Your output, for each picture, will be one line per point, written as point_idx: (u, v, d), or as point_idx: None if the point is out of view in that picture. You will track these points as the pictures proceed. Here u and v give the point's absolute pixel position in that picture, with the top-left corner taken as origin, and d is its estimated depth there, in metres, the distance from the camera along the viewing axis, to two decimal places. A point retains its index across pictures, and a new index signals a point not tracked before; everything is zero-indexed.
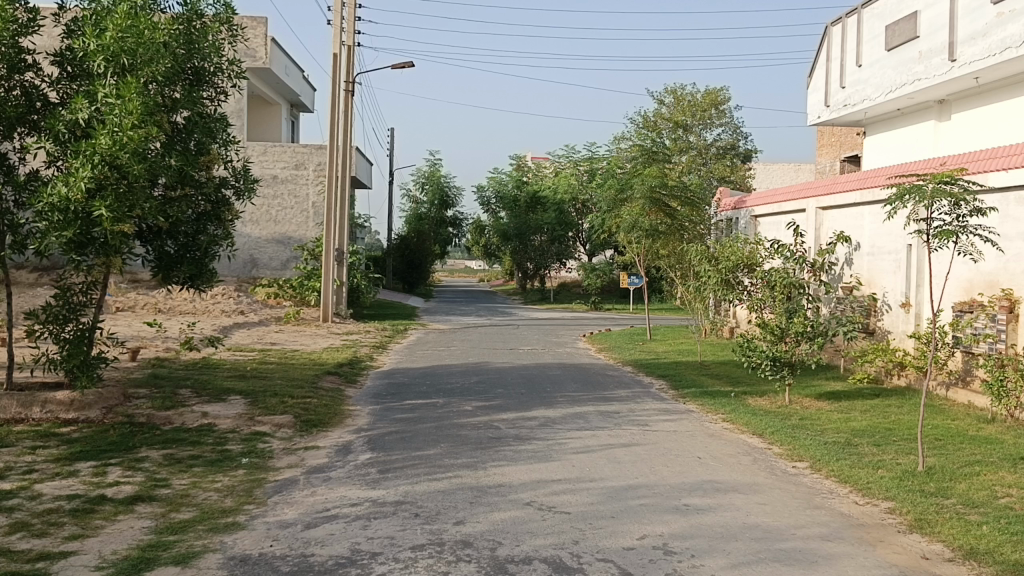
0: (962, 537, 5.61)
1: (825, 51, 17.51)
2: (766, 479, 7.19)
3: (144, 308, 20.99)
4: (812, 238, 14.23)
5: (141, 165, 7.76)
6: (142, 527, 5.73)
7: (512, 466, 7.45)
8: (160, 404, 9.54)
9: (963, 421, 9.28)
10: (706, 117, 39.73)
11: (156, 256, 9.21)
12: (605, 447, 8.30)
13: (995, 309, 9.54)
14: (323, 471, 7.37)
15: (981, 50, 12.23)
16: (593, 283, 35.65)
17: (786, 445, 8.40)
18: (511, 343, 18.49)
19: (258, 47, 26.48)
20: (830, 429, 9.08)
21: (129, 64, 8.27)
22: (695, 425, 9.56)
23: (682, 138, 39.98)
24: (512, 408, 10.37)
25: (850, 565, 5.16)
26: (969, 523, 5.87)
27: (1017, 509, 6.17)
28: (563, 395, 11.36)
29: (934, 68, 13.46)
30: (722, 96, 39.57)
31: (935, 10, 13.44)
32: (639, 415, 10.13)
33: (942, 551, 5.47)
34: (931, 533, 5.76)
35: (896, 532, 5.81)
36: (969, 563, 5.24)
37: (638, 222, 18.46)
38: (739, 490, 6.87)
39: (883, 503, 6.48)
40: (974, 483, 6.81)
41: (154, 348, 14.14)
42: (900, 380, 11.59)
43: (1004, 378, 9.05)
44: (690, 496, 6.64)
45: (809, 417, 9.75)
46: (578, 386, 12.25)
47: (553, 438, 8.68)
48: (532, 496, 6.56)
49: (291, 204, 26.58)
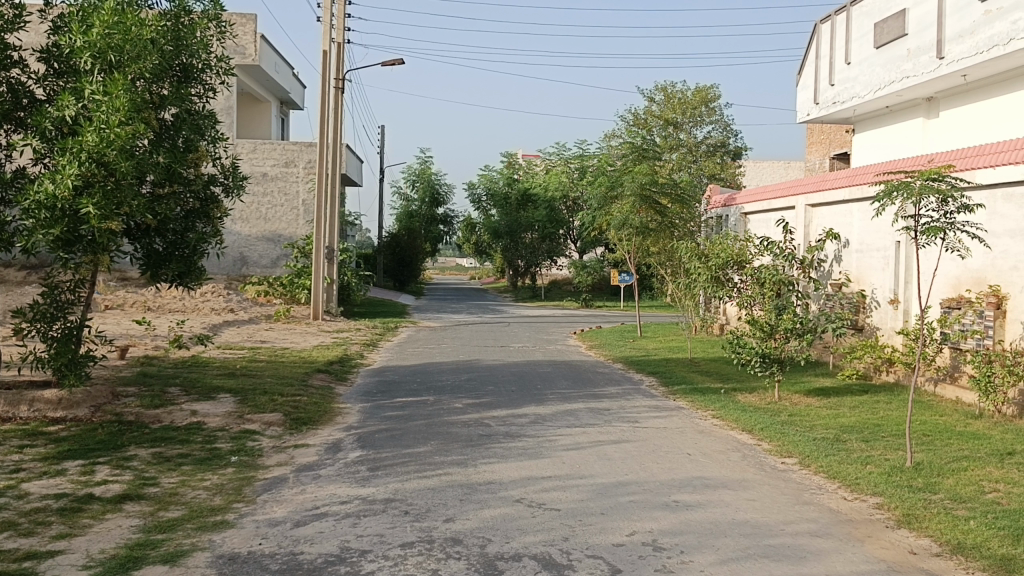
0: (949, 532, 5.64)
1: (814, 48, 17.56)
2: (755, 475, 7.22)
3: (133, 307, 20.87)
4: (801, 235, 14.27)
5: (128, 161, 7.69)
6: (130, 525, 5.70)
7: (502, 464, 7.45)
8: (149, 403, 9.50)
9: (952, 417, 9.33)
10: (696, 115, 39.76)
11: (144, 254, 9.15)
12: (594, 444, 8.31)
13: (982, 305, 9.63)
14: (313, 469, 7.36)
15: (969, 48, 12.28)
16: (583, 281, 35.66)
17: (775, 441, 8.44)
18: (502, 341, 18.47)
19: (248, 44, 26.35)
20: (818, 425, 9.13)
21: (116, 61, 8.20)
22: (685, 421, 9.58)
23: (673, 136, 40.04)
24: (503, 405, 10.36)
25: (839, 561, 5.18)
26: (956, 518, 5.91)
27: (1004, 504, 6.21)
28: (553, 393, 11.37)
29: (923, 66, 13.50)
30: (712, 94, 39.62)
31: (923, 7, 13.49)
32: (629, 412, 10.15)
33: (930, 545, 5.50)
34: (919, 528, 5.79)
35: (884, 528, 5.84)
36: (956, 558, 5.27)
37: (629, 220, 18.45)
38: (728, 486, 6.89)
39: (871, 498, 6.51)
40: (962, 479, 6.85)
41: (143, 347, 14.07)
42: (889, 376, 11.64)
43: (991, 374, 9.05)
44: (680, 492, 6.66)
45: (798, 413, 9.79)
46: (569, 384, 12.26)
47: (543, 435, 8.68)
48: (521, 493, 6.55)
49: (281, 202, 26.48)
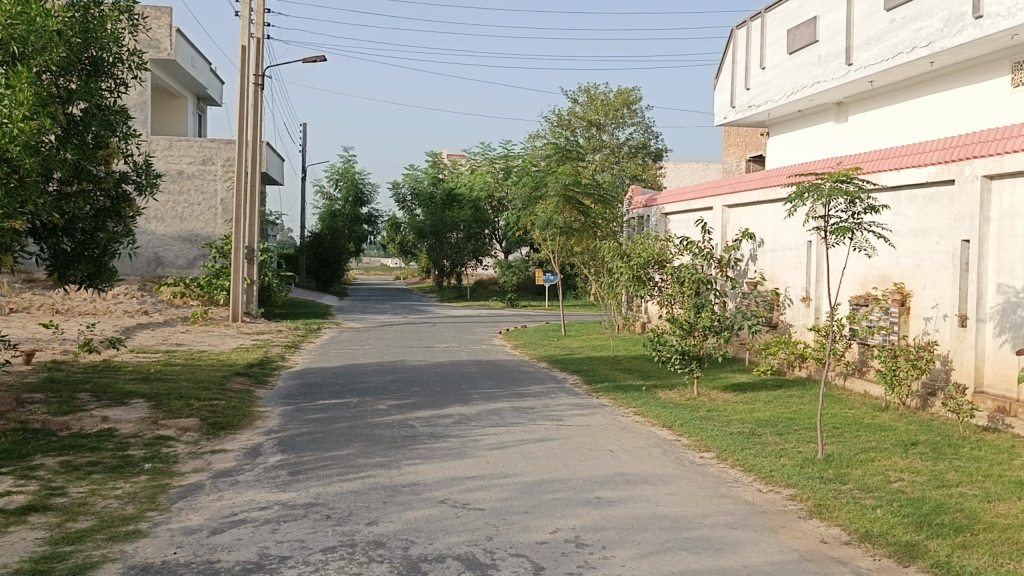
0: (858, 520, 5.88)
1: (730, 53, 18.05)
2: (675, 470, 7.37)
3: (39, 309, 19.96)
4: (719, 235, 14.68)
5: (32, 158, 7.32)
6: (35, 538, 5.45)
7: (426, 464, 7.41)
8: (56, 409, 9.09)
9: (860, 410, 9.72)
10: (618, 117, 40.36)
11: (50, 254, 8.75)
12: (519, 443, 8.34)
13: (888, 302, 10.12)
14: (231, 474, 7.17)
15: (875, 55, 12.81)
16: (509, 281, 35.76)
17: (694, 436, 8.64)
18: (427, 341, 18.36)
19: (162, 38, 25.52)
20: (736, 419, 9.39)
21: (19, 52, 7.80)
22: (607, 419, 9.72)
23: (596, 138, 40.54)
24: (427, 406, 10.31)
25: (754, 551, 5.33)
26: (864, 506, 6.16)
27: (908, 492, 6.50)
28: (478, 393, 11.37)
29: (832, 72, 14.02)
30: (634, 96, 40.27)
31: (833, 15, 14.01)
32: (553, 410, 10.23)
33: (840, 534, 5.72)
34: (829, 517, 6.01)
35: (797, 518, 6.04)
36: (864, 545, 5.49)
37: (553, 220, 18.57)
38: (649, 481, 7.02)
39: (785, 490, 6.73)
40: (869, 469, 7.15)
41: (50, 351, 13.47)
42: (801, 371, 12.06)
43: (896, 368, 9.39)
44: (602, 489, 6.75)
45: (716, 408, 10.05)
46: (494, 383, 12.28)
47: (468, 435, 8.68)
48: (445, 493, 6.53)
49: (198, 200, 25.73)
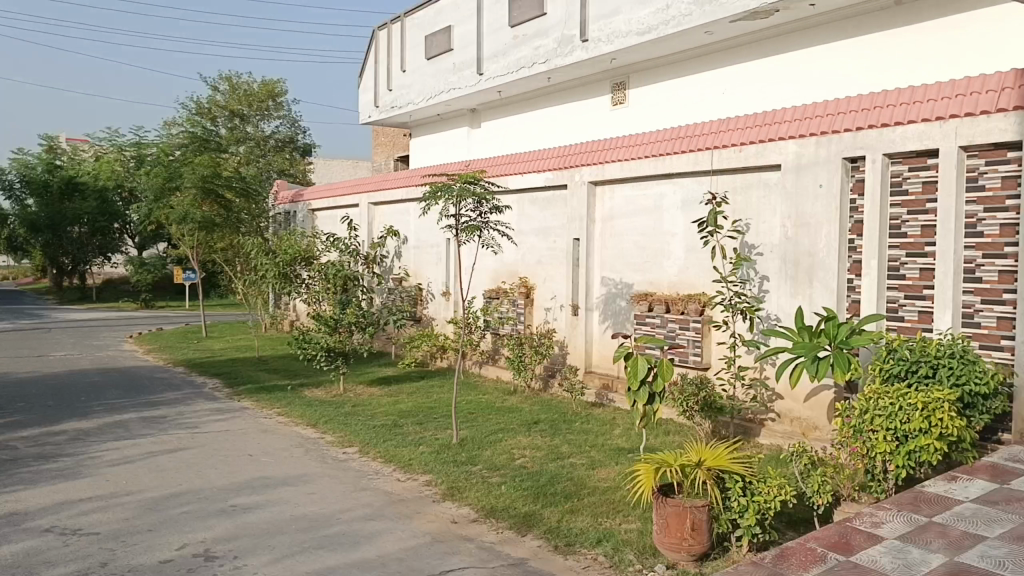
0: (485, 498, 6.31)
1: (373, 53, 18.33)
2: (316, 468, 7.30)
3: None
4: (364, 232, 14.85)
5: None
6: None
7: (28, 491, 6.47)
8: None
9: (492, 395, 10.47)
10: (264, 109, 38.96)
11: None
12: (146, 456, 7.65)
13: (515, 295, 11.07)
14: None
15: (502, 67, 13.85)
16: (143, 280, 32.73)
17: (337, 433, 8.64)
18: (39, 349, 16.10)
19: None
20: (379, 413, 9.58)
21: None
22: (249, 422, 9.33)
23: (240, 129, 38.70)
24: (34, 423, 9.02)
25: (389, 540, 5.47)
26: (491, 485, 6.64)
27: (529, 467, 7.14)
28: (100, 404, 10.23)
29: (465, 80, 14.89)
30: (281, 88, 39.18)
31: (465, 26, 14.89)
32: (188, 417, 9.56)
33: (469, 513, 6.09)
34: (460, 499, 6.38)
35: (430, 502, 6.32)
36: (489, 521, 5.91)
37: (190, 214, 17.34)
38: (289, 482, 6.87)
39: (421, 477, 7.01)
40: (497, 449, 7.73)
41: None
42: (442, 362, 12.68)
43: (522, 355, 10.27)
44: (238, 495, 6.45)
45: (360, 403, 10.16)
46: (120, 393, 11.14)
47: (84, 452, 7.75)
48: (51, 521, 5.76)
49: None
